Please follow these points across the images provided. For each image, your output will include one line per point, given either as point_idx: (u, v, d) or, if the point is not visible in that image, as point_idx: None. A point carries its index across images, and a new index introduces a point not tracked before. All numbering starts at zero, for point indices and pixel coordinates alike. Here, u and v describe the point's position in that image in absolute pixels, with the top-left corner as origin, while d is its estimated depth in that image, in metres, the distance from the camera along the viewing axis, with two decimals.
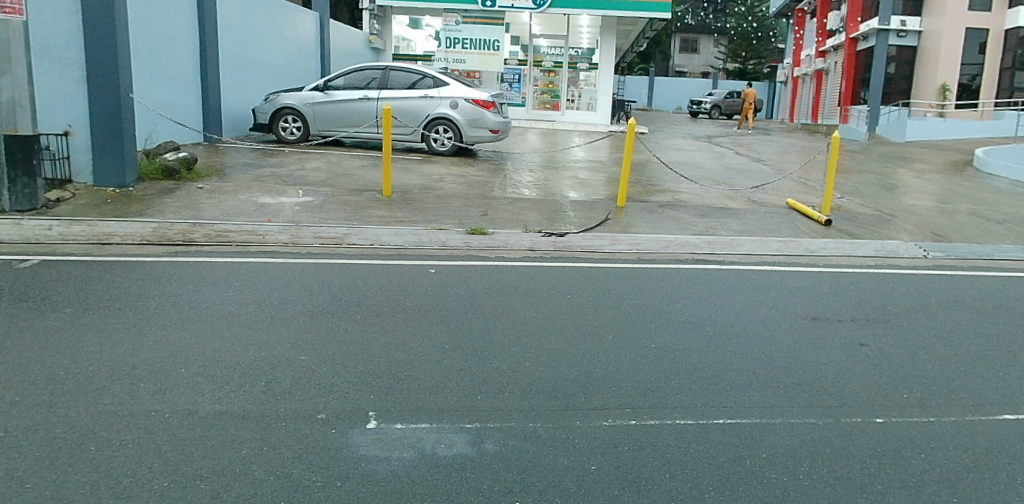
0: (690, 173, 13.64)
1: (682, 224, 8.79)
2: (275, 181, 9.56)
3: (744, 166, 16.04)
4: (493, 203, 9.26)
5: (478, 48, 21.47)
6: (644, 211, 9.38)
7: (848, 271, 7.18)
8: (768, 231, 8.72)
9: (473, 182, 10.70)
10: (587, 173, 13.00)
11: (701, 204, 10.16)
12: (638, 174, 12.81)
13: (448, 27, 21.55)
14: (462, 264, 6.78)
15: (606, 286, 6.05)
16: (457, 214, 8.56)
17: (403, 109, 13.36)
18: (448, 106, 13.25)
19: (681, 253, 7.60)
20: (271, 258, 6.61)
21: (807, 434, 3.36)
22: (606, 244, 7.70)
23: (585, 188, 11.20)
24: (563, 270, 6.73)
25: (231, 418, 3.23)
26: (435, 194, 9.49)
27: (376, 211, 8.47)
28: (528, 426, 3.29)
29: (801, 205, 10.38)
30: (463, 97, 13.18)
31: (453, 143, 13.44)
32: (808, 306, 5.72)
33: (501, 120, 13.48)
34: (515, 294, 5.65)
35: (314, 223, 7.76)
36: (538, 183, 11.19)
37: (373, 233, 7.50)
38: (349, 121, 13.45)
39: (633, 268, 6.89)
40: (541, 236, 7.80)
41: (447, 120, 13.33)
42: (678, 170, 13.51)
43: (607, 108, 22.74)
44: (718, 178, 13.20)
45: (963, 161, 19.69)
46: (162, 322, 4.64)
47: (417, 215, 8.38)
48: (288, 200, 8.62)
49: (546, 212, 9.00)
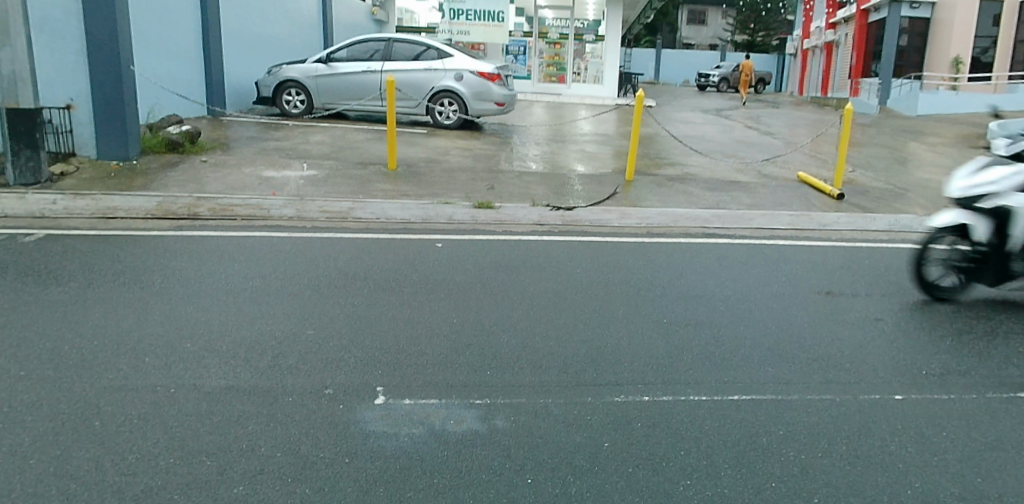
0: (699, 147, 13.47)
1: (691, 197, 8.68)
2: (279, 155, 9.47)
3: (754, 139, 15.84)
4: (500, 177, 9.15)
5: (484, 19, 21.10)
6: (653, 185, 9.26)
7: (861, 246, 7.07)
8: (779, 205, 8.59)
9: (480, 156, 10.58)
10: (594, 147, 12.85)
11: (711, 178, 10.03)
12: (647, 147, 12.65)
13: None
14: (470, 238, 6.70)
15: (616, 261, 5.97)
16: (463, 188, 8.46)
17: (407, 82, 13.20)
18: (453, 78, 13.11)
19: (692, 227, 7.50)
20: (277, 232, 6.54)
21: (825, 411, 3.29)
22: (615, 218, 7.61)
23: (593, 162, 11.07)
24: (573, 244, 6.65)
25: (238, 393, 3.18)
26: (442, 167, 9.38)
27: (382, 185, 8.37)
28: (539, 402, 3.23)
29: (813, 179, 10.23)
30: (468, 70, 13.05)
31: (459, 116, 13.29)
32: (821, 281, 5.63)
33: (507, 92, 13.34)
34: (524, 268, 5.59)
35: (320, 197, 7.67)
36: (546, 157, 11.04)
37: (379, 207, 7.41)
38: (352, 94, 13.30)
39: (643, 242, 6.80)
40: (549, 210, 7.71)
41: (452, 92, 13.18)
42: (687, 143, 13.34)
43: (613, 81, 22.54)
44: (728, 151, 13.04)
45: (976, 135, 19.41)
46: (167, 296, 4.58)
47: (424, 189, 8.28)
48: (293, 174, 8.53)
49: (553, 186, 8.89)
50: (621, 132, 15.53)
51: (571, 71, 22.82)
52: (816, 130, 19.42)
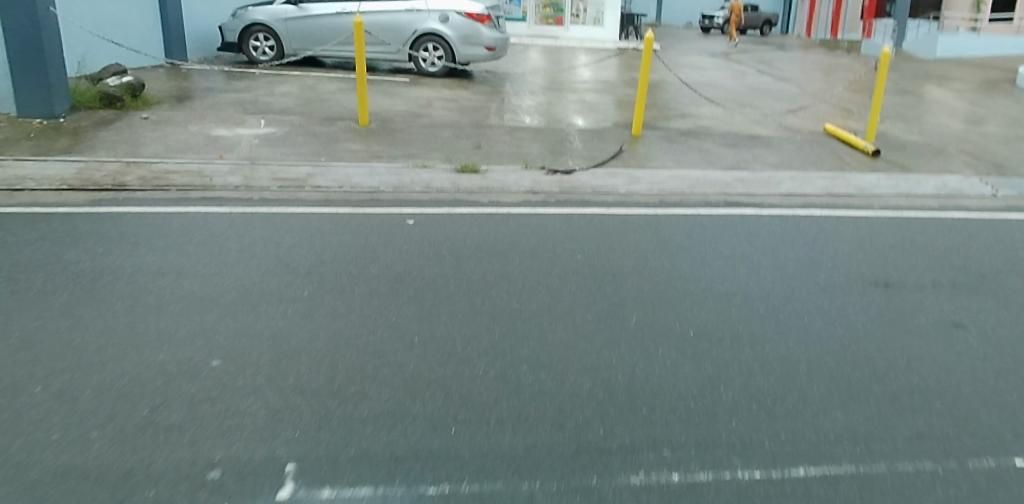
0: (711, 95, 12.26)
1: (708, 156, 7.59)
2: (236, 110, 8.31)
3: (770, 86, 14.61)
4: (489, 133, 8.02)
5: None
6: (663, 142, 8.13)
7: (911, 216, 6.03)
8: (808, 166, 7.51)
9: (468, 107, 9.43)
10: (596, 96, 11.67)
11: (727, 132, 8.89)
12: (654, 97, 11.47)
13: None
14: (448, 210, 5.63)
15: (623, 240, 4.94)
16: (446, 147, 7.34)
17: (386, 24, 11.92)
18: (438, 20, 11.86)
19: (711, 193, 6.43)
20: (217, 205, 5.49)
21: (930, 498, 2.30)
22: (622, 184, 6.52)
23: (594, 113, 9.92)
24: (571, 217, 5.61)
25: (74, 484, 2.15)
26: (423, 122, 8.25)
27: (352, 144, 7.27)
28: (521, 490, 2.22)
29: (843, 132, 9.10)
30: (454, 10, 11.82)
31: (444, 63, 12.08)
32: (874, 267, 4.62)
33: (498, 36, 12.15)
34: (512, 252, 4.55)
35: (275, 161, 6.57)
36: (542, 109, 9.88)
37: (343, 173, 6.31)
38: (327, 38, 12.08)
39: (654, 214, 5.76)
40: (544, 174, 6.62)
41: (437, 36, 11.93)
42: (698, 92, 12.14)
43: (613, 23, 23.34)
44: (744, 101, 11.87)
45: (1005, 79, 18.13)
46: (41, 300, 3.53)
47: (399, 149, 7.16)
48: (247, 132, 7.40)
49: (549, 144, 7.77)
50: (625, 79, 14.29)
51: (569, 14, 23.43)
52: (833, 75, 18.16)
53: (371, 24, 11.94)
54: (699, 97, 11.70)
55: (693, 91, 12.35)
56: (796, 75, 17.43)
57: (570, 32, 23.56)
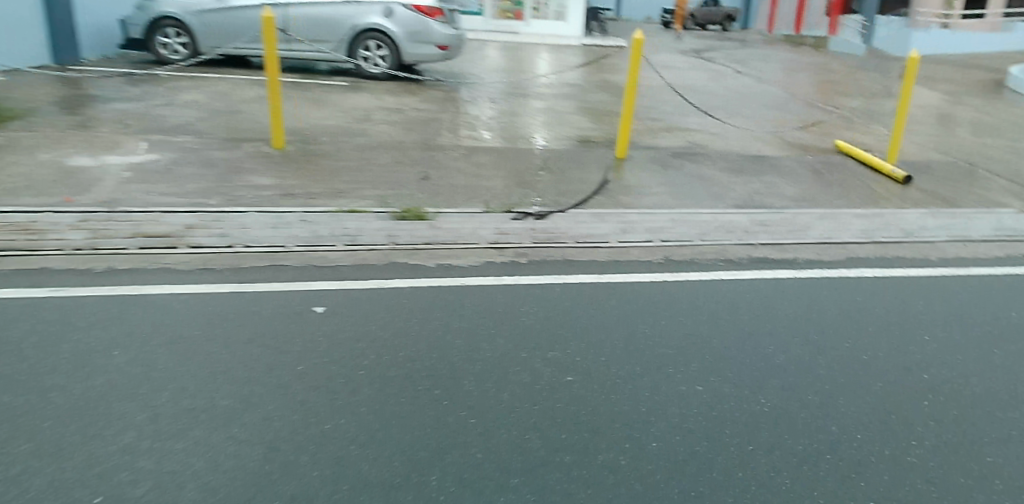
0: (694, 101, 10.88)
1: (712, 190, 6.16)
2: (115, 129, 6.53)
3: (755, 90, 13.29)
4: (439, 157, 6.41)
5: None
6: (653, 168, 6.67)
7: (985, 278, 4.71)
8: (833, 205, 6.15)
9: (415, 121, 7.80)
10: (567, 103, 10.13)
11: (725, 153, 7.49)
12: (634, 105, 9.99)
13: None
14: (379, 281, 4.05)
15: (630, 337, 3.47)
16: (386, 179, 5.76)
17: (320, 17, 10.20)
18: (381, 13, 10.21)
19: (726, 246, 4.97)
20: (38, 284, 3.78)
21: None
22: (613, 232, 5.03)
23: (565, 127, 8.39)
24: (552, 288, 4.09)
25: None
26: (358, 143, 6.59)
27: (259, 176, 5.59)
28: None
29: (858, 151, 7.79)
30: (399, 2, 10.19)
31: (389, 64, 10.46)
32: (987, 386, 3.25)
33: (451, 33, 10.58)
34: (470, 372, 3.02)
35: (146, 205, 4.87)
36: (505, 122, 8.30)
37: (239, 224, 4.67)
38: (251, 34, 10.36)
39: (660, 283, 4.28)
40: (510, 218, 5.07)
41: (380, 31, 10.30)
42: (681, 99, 10.69)
43: (577, 18, 22.27)
44: (732, 110, 10.51)
45: (990, 79, 17.32)
46: None
47: (323, 183, 5.54)
48: (119, 161, 5.66)
49: (514, 172, 6.20)
50: (594, 82, 12.82)
51: (530, 6, 22.01)
52: (813, 76, 17.06)
53: (302, 17, 10.20)
54: (683, 106, 10.27)
55: (674, 97, 10.92)
56: (776, 77, 16.23)
57: (530, 27, 22.30)
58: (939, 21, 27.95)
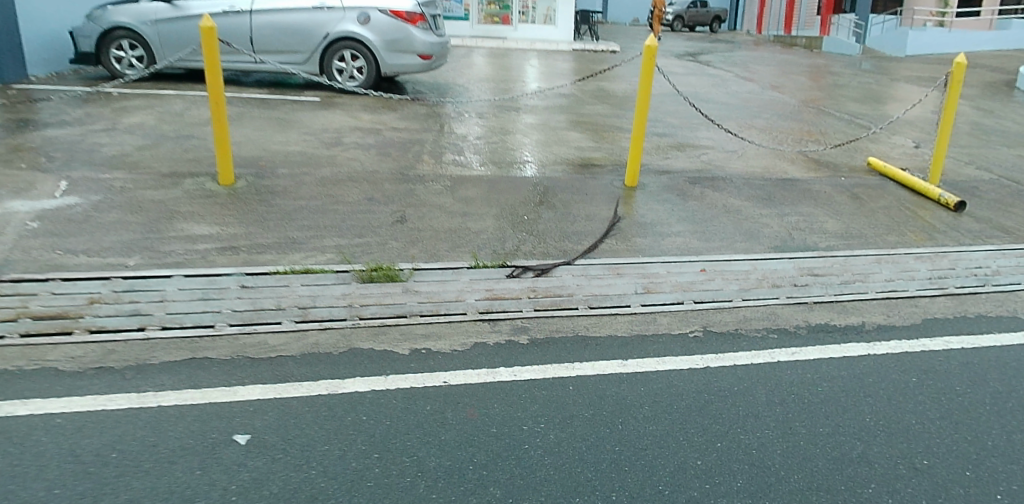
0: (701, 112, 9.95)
1: (743, 227, 5.20)
2: (33, 163, 5.47)
3: (761, 98, 12.39)
4: (419, 191, 5.42)
5: None
6: (670, 199, 5.71)
7: None
8: (885, 243, 5.22)
9: (392, 145, 6.80)
10: (563, 117, 9.16)
11: (749, 177, 6.54)
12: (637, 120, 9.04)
13: None
14: (333, 382, 3.05)
15: (678, 480, 2.50)
16: (354, 221, 4.77)
17: (289, 26, 9.33)
18: (355, 21, 9.34)
19: (774, 309, 4.02)
20: None
21: None
22: (634, 290, 4.06)
23: (564, 146, 7.43)
24: (563, 386, 3.11)
25: None
26: (323, 174, 5.57)
27: (198, 223, 4.56)
28: None
29: (897, 172, 6.86)
30: (376, 8, 9.33)
31: (366, 75, 9.57)
32: None
33: (434, 40, 9.77)
34: None
35: (45, 269, 3.84)
36: (496, 143, 7.31)
37: (161, 294, 3.65)
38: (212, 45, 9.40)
39: (703, 372, 3.30)
40: (505, 276, 4.09)
41: (355, 41, 9.43)
42: (687, 111, 9.75)
43: (566, 22, 21.60)
44: (743, 122, 9.60)
45: (1001, 80, 16.57)
46: None
47: (276, 230, 4.53)
48: (25, 206, 4.60)
49: (508, 208, 5.22)
50: (590, 91, 11.91)
51: (516, 11, 21.67)
52: (815, 80, 16.25)
53: (269, 26, 9.32)
54: (690, 119, 9.33)
55: (679, 108, 9.97)
56: (779, 82, 15.39)
57: (518, 32, 21.69)
58: (937, 19, 27.38)
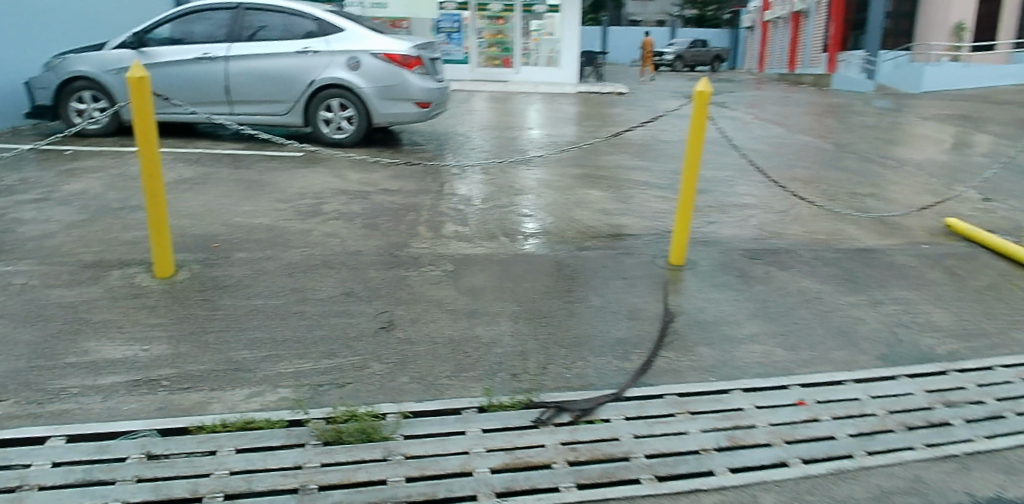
0: (734, 161, 8.85)
1: (829, 327, 4.00)
2: None
3: (792, 143, 11.28)
4: (411, 279, 4.25)
5: None
6: (728, 283, 4.52)
7: None
8: (1017, 343, 3.99)
9: (381, 214, 5.66)
10: (580, 170, 8.05)
11: (814, 248, 5.36)
12: (664, 174, 7.93)
13: None
14: None
15: None
16: (322, 330, 3.59)
17: (269, 73, 8.45)
18: (344, 66, 8.38)
19: (918, 472, 2.77)
20: None
21: None
22: (714, 443, 2.83)
23: (585, 208, 6.30)
24: None
25: None
26: (291, 258, 4.43)
27: (110, 338, 3.41)
28: None
29: (994, 238, 5.65)
30: (366, 51, 8.39)
31: (356, 125, 8.60)
32: None
33: (432, 87, 8.76)
34: None
35: None
36: (505, 207, 6.16)
37: (19, 475, 2.44)
38: (181, 95, 8.52)
39: None
40: (530, 422, 2.87)
41: (343, 88, 8.48)
42: (717, 164, 8.65)
43: (572, 64, 20.82)
44: (783, 173, 8.49)
45: None
46: None
47: (215, 349, 3.36)
48: None
49: (527, 302, 4.03)
50: (605, 138, 10.87)
51: (517, 53, 20.82)
52: (841, 121, 15.20)
53: (246, 73, 8.44)
54: (722, 173, 8.21)
55: (708, 158, 8.88)
56: (803, 123, 14.33)
57: (520, 74, 20.90)
58: (950, 54, 26.51)
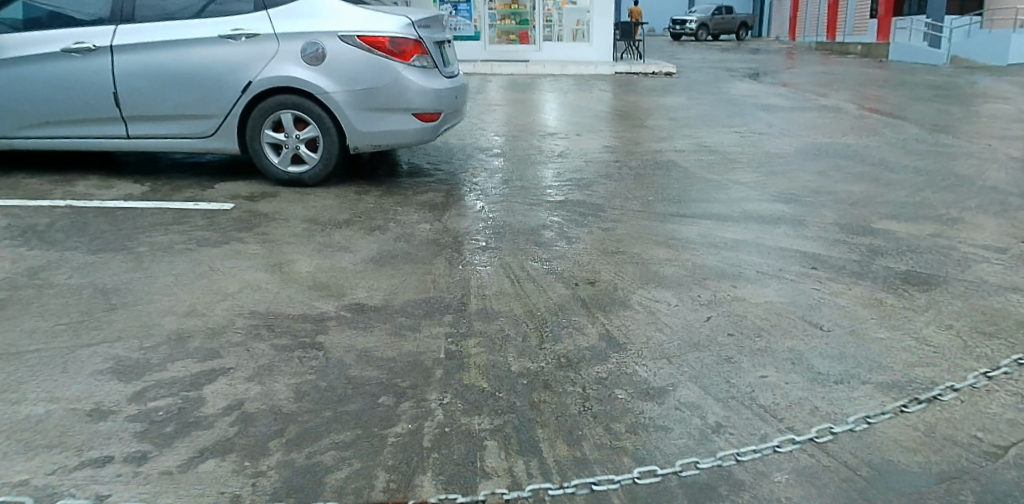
0: (912, 213, 5.67)
1: None
2: None
3: (947, 159, 8.02)
4: None
5: None
6: None
7: None
8: None
9: (336, 413, 2.55)
10: (689, 231, 4.89)
11: None
12: (825, 245, 4.79)
13: None
14: None
15: None
16: None
17: (178, 72, 5.35)
18: (299, 57, 5.30)
19: None
20: None
21: None
22: None
23: (749, 357, 3.16)
24: None
25: None
26: None
27: None
28: None
29: None
30: (333, 33, 5.27)
31: (322, 151, 5.50)
32: None
33: (442, 86, 5.61)
34: None
35: None
36: (596, 362, 3.03)
37: None
38: (46, 107, 5.50)
39: None
40: None
41: (299, 92, 5.37)
42: (891, 220, 5.48)
43: (604, 39, 17.45)
44: (1003, 230, 5.29)
45: None
46: None
47: None
48: None
49: None
50: (687, 152, 7.68)
51: (537, 26, 17.47)
52: (960, 113, 11.85)
53: (143, 73, 5.37)
54: (914, 239, 5.05)
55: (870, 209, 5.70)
56: (923, 120, 10.96)
57: (542, 52, 17.60)
58: None
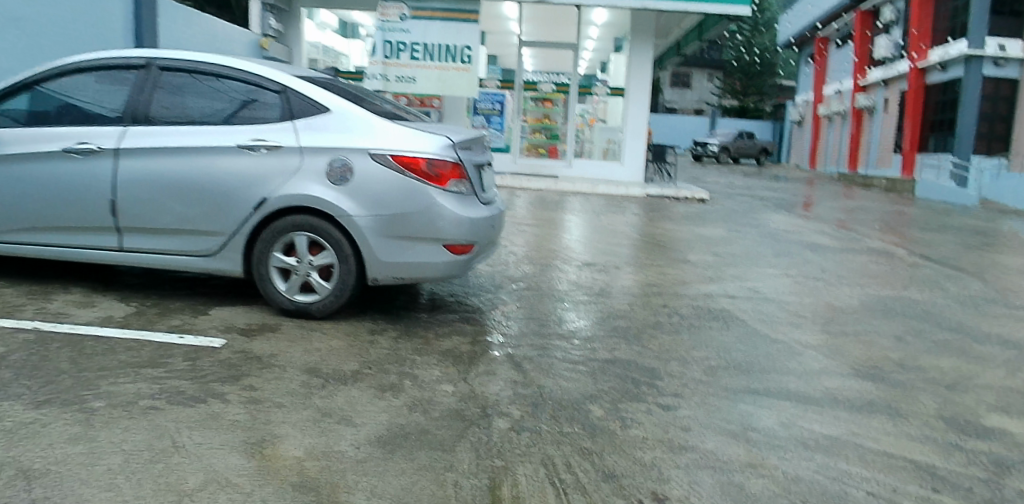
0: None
1: None
2: None
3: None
4: None
5: (438, 57, 15.26)
6: None
7: None
8: None
9: None
10: (767, 419, 3.98)
11: None
12: (938, 451, 3.83)
13: (389, 26, 15.14)
14: None
15: None
16: None
17: (184, 183, 4.72)
18: (322, 175, 4.65)
19: None
20: None
21: None
22: None
23: None
24: None
25: None
26: None
27: None
28: None
29: None
30: (364, 150, 4.64)
31: (336, 279, 4.75)
32: None
33: (479, 215, 4.91)
34: None
35: None
36: None
37: None
38: (36, 209, 4.91)
39: None
40: None
41: (318, 214, 4.69)
42: (1004, 414, 4.52)
43: (636, 159, 17.03)
44: None
45: None
46: None
47: None
48: None
49: None
50: (738, 300, 6.83)
51: (569, 140, 17.23)
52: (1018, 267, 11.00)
53: (145, 181, 4.75)
54: None
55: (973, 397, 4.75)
56: (983, 273, 10.11)
57: (572, 168, 17.29)
58: None
